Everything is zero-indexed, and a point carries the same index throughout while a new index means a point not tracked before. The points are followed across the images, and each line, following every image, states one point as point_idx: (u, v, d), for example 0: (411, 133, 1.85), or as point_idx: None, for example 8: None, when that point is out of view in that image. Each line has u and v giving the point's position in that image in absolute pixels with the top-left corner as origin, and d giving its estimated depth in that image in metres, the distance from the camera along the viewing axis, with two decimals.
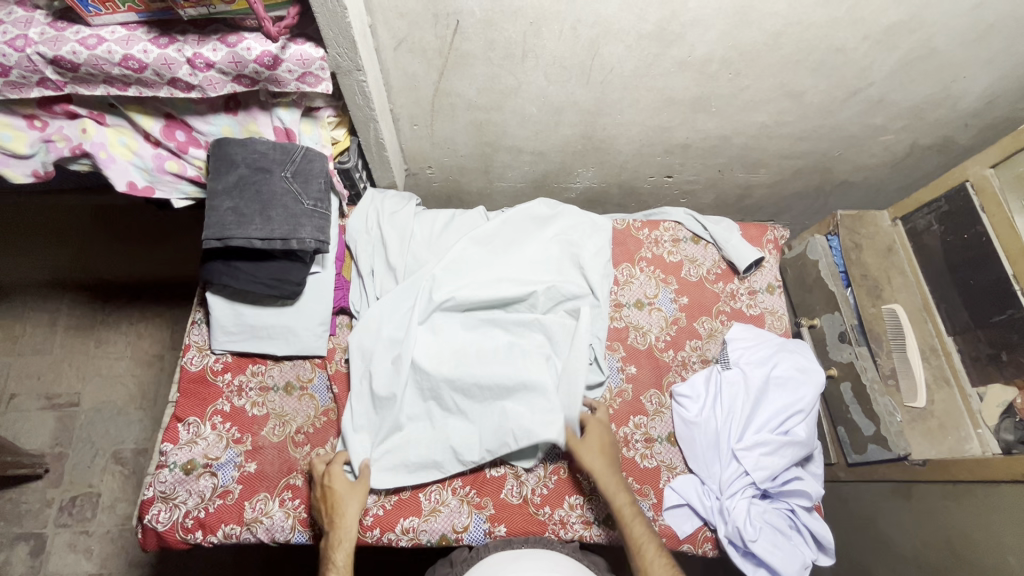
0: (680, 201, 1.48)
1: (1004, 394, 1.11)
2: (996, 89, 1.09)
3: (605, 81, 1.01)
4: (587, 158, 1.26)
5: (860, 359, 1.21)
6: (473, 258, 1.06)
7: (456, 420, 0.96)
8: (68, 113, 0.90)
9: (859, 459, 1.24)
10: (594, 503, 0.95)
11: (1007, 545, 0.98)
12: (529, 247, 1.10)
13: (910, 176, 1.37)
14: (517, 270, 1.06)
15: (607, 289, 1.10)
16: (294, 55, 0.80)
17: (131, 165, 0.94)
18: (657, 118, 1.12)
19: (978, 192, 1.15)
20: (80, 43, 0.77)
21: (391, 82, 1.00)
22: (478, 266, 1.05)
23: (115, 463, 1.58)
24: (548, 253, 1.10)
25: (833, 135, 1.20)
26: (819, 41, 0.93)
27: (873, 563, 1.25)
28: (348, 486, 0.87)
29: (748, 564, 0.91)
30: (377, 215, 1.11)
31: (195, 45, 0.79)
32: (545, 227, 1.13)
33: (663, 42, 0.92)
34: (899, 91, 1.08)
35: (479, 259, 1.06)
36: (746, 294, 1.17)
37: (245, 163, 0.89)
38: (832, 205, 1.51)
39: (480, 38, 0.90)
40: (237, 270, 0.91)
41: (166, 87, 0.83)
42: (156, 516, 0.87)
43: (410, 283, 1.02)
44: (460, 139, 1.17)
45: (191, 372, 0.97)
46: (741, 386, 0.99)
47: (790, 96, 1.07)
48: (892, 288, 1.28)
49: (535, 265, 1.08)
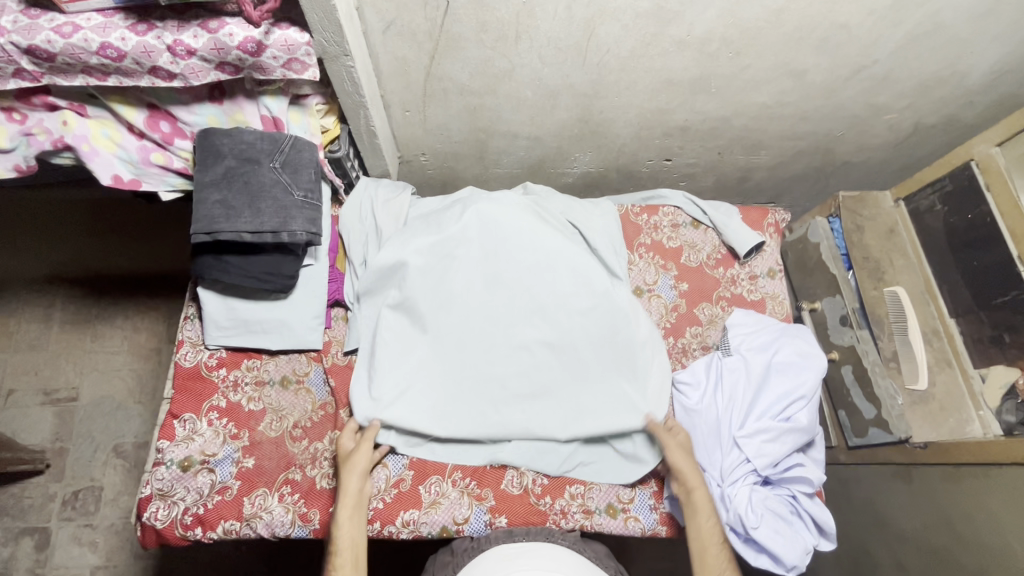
0: (680, 184, 1.45)
1: (1005, 375, 1.09)
2: (1004, 64, 1.06)
3: (601, 62, 0.97)
4: (584, 142, 1.23)
5: (862, 342, 1.20)
6: (429, 228, 1.03)
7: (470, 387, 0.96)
8: (48, 104, 0.87)
9: (859, 442, 1.24)
10: (595, 492, 0.96)
11: (1010, 527, 0.97)
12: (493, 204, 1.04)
13: (914, 155, 1.34)
14: (517, 250, 1.02)
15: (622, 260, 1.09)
16: (278, 41, 0.77)
17: (115, 158, 0.91)
18: (655, 100, 1.09)
19: (983, 171, 1.13)
20: (55, 31, 0.74)
21: (381, 68, 0.97)
22: (446, 216, 1.04)
23: (117, 457, 1.57)
24: (518, 216, 1.05)
25: (835, 115, 1.17)
26: (822, 16, 0.90)
27: (874, 544, 1.26)
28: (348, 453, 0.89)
29: (749, 551, 0.91)
30: (370, 203, 1.09)
31: (175, 31, 0.76)
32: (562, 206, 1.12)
33: (661, 20, 0.88)
34: (905, 68, 1.05)
35: (450, 218, 1.03)
36: (747, 279, 1.15)
37: (232, 154, 0.86)
38: (833, 186, 1.48)
39: (471, 20, 0.87)
40: (228, 264, 0.90)
41: (147, 77, 0.81)
42: (156, 512, 0.86)
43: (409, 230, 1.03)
44: (454, 125, 1.15)
45: (186, 368, 0.96)
46: (742, 372, 0.98)
47: (792, 75, 1.04)
48: (894, 269, 1.26)
49: (514, 246, 1.02)
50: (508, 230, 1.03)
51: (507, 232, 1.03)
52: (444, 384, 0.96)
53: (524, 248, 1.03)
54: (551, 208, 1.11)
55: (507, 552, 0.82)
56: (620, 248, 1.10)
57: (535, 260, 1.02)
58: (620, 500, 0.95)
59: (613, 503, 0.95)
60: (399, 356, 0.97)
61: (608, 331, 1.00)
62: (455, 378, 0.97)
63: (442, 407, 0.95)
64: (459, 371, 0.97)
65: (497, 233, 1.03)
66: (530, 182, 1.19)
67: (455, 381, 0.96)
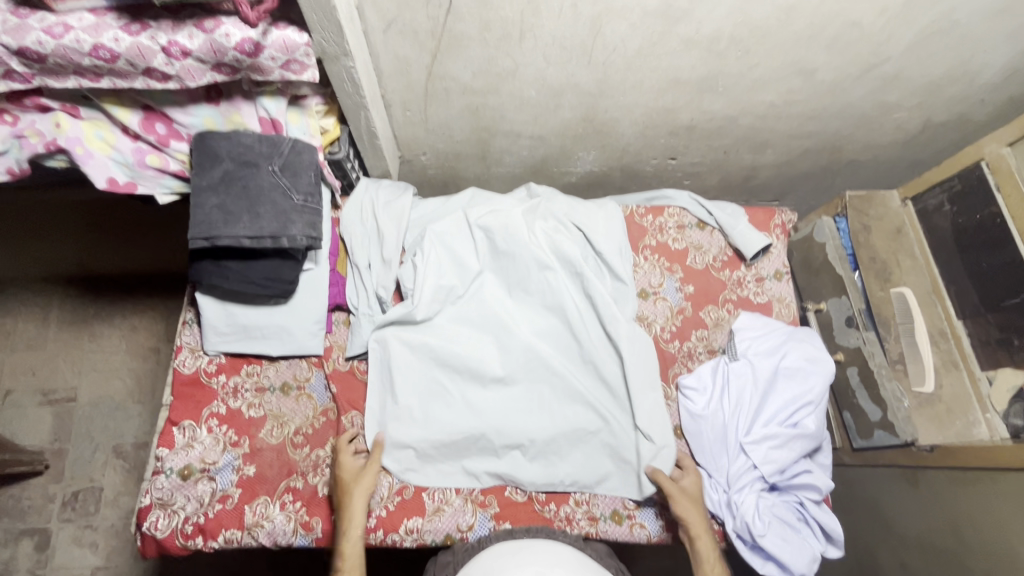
0: (683, 183, 1.43)
1: (1013, 378, 1.08)
2: (1017, 63, 1.04)
3: (608, 61, 0.95)
4: (588, 141, 1.21)
5: (868, 344, 1.18)
6: (445, 260, 1.04)
7: (479, 417, 0.95)
8: (40, 106, 0.85)
9: (864, 444, 1.23)
10: (600, 499, 0.95)
11: (1016, 532, 0.97)
12: (512, 233, 1.04)
13: (922, 153, 1.32)
14: (531, 282, 1.04)
15: (627, 264, 1.07)
16: (276, 41, 0.75)
17: (109, 160, 0.89)
18: (661, 98, 1.07)
19: (993, 170, 1.11)
20: (46, 32, 0.72)
21: (382, 67, 0.95)
22: (464, 250, 1.05)
23: (116, 457, 1.56)
24: (539, 246, 1.05)
25: (844, 113, 1.15)
26: (834, 14, 0.88)
27: (880, 546, 1.25)
28: (354, 474, 0.87)
29: (756, 558, 0.90)
30: (371, 204, 1.07)
31: (170, 31, 0.74)
32: (567, 214, 1.11)
33: (669, 19, 0.86)
34: (916, 67, 1.03)
35: (468, 255, 1.05)
36: (753, 281, 1.14)
37: (229, 157, 0.84)
38: (840, 185, 1.46)
39: (475, 19, 0.85)
40: (226, 269, 0.88)
41: (142, 78, 0.78)
42: (156, 523, 0.85)
43: (421, 251, 1.03)
44: (456, 124, 1.12)
45: (185, 374, 0.94)
46: (750, 377, 0.97)
47: (801, 73, 1.02)
48: (901, 270, 1.24)
49: (529, 277, 1.04)
50: (528, 260, 1.04)
51: (526, 262, 1.04)
52: (451, 412, 0.95)
53: (547, 281, 1.04)
54: (555, 212, 1.11)
55: (507, 551, 0.80)
56: (626, 251, 1.09)
57: (551, 296, 1.03)
58: (626, 507, 0.94)
59: (619, 510, 0.94)
60: (411, 379, 0.96)
61: (606, 359, 1.00)
62: (459, 408, 0.96)
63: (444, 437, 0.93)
64: (466, 402, 0.97)
65: (517, 263, 1.04)
66: (533, 184, 1.17)
67: (464, 412, 0.96)
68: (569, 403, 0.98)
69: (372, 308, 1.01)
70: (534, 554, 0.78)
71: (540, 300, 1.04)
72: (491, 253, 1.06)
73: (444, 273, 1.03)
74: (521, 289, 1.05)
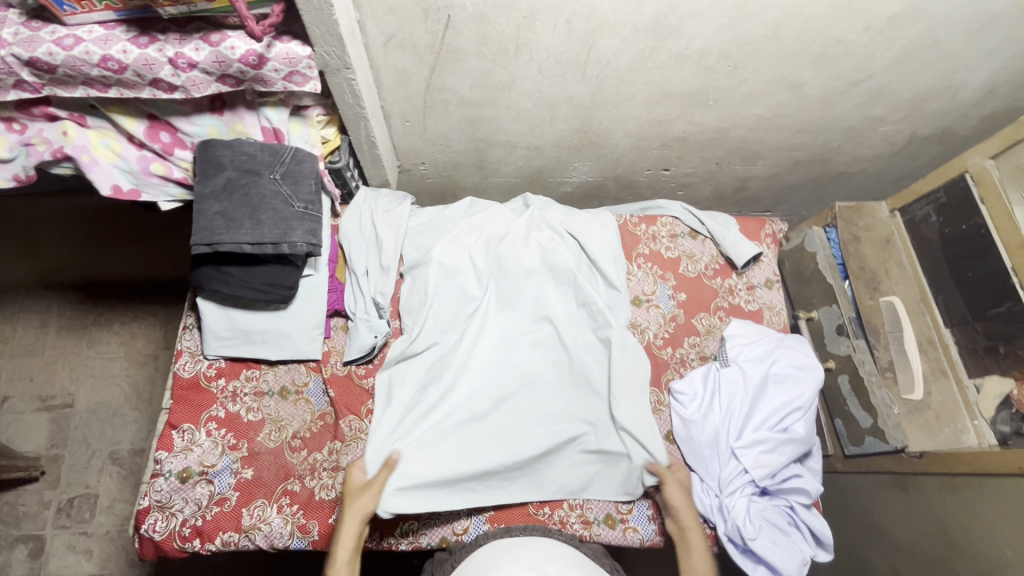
0: (677, 193, 1.46)
1: (1000, 386, 1.10)
2: (997, 78, 1.08)
3: (601, 75, 0.98)
4: (583, 152, 1.23)
5: (858, 352, 1.20)
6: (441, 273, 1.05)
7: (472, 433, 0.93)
8: (48, 115, 0.87)
9: (856, 451, 1.23)
10: (594, 503, 0.96)
11: (1003, 536, 0.98)
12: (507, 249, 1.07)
13: (909, 165, 1.35)
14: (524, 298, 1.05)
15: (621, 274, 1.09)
16: (280, 54, 0.77)
17: (115, 168, 0.91)
18: (654, 111, 1.10)
19: (977, 182, 1.14)
20: (56, 44, 0.74)
21: (382, 79, 0.97)
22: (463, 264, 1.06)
23: (112, 463, 1.56)
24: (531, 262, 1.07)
25: (831, 126, 1.18)
26: (820, 31, 0.91)
27: (871, 552, 1.26)
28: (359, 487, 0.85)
29: (747, 562, 0.92)
30: (370, 213, 1.09)
31: (177, 44, 0.76)
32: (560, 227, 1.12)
33: (660, 34, 0.89)
34: (900, 82, 1.06)
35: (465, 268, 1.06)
36: (745, 289, 1.16)
37: (232, 166, 0.87)
38: (830, 196, 1.49)
39: (472, 33, 0.87)
40: (228, 274, 0.90)
41: (148, 88, 0.81)
42: (154, 525, 0.86)
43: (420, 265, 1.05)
44: (454, 135, 1.15)
45: (185, 378, 0.96)
46: (740, 383, 0.99)
47: (790, 88, 1.05)
48: (890, 279, 1.27)
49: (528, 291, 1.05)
50: (525, 274, 1.06)
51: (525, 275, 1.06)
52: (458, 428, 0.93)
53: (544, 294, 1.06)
54: (551, 222, 1.13)
55: (503, 548, 0.81)
56: (619, 259, 1.11)
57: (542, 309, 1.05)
58: (619, 512, 0.95)
59: (612, 514, 0.95)
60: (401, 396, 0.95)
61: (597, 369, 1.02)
62: (468, 424, 0.94)
63: (453, 454, 0.90)
64: (472, 417, 0.94)
65: (516, 276, 1.06)
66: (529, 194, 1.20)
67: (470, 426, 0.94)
68: (563, 413, 0.99)
69: (370, 315, 1.01)
70: (532, 549, 0.80)
71: (532, 313, 1.05)
72: (491, 268, 1.07)
73: (447, 288, 1.04)
74: (515, 301, 1.05)
